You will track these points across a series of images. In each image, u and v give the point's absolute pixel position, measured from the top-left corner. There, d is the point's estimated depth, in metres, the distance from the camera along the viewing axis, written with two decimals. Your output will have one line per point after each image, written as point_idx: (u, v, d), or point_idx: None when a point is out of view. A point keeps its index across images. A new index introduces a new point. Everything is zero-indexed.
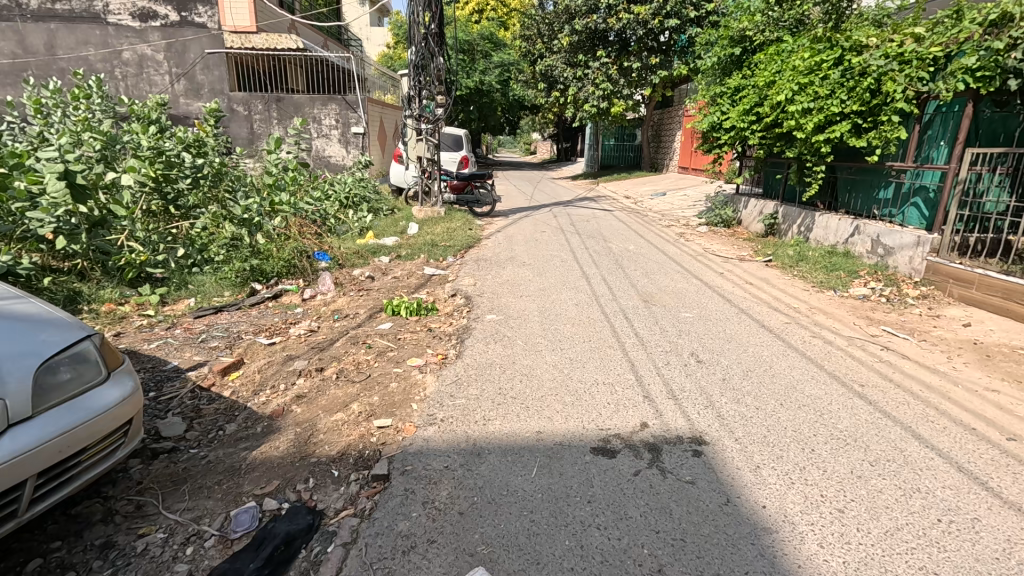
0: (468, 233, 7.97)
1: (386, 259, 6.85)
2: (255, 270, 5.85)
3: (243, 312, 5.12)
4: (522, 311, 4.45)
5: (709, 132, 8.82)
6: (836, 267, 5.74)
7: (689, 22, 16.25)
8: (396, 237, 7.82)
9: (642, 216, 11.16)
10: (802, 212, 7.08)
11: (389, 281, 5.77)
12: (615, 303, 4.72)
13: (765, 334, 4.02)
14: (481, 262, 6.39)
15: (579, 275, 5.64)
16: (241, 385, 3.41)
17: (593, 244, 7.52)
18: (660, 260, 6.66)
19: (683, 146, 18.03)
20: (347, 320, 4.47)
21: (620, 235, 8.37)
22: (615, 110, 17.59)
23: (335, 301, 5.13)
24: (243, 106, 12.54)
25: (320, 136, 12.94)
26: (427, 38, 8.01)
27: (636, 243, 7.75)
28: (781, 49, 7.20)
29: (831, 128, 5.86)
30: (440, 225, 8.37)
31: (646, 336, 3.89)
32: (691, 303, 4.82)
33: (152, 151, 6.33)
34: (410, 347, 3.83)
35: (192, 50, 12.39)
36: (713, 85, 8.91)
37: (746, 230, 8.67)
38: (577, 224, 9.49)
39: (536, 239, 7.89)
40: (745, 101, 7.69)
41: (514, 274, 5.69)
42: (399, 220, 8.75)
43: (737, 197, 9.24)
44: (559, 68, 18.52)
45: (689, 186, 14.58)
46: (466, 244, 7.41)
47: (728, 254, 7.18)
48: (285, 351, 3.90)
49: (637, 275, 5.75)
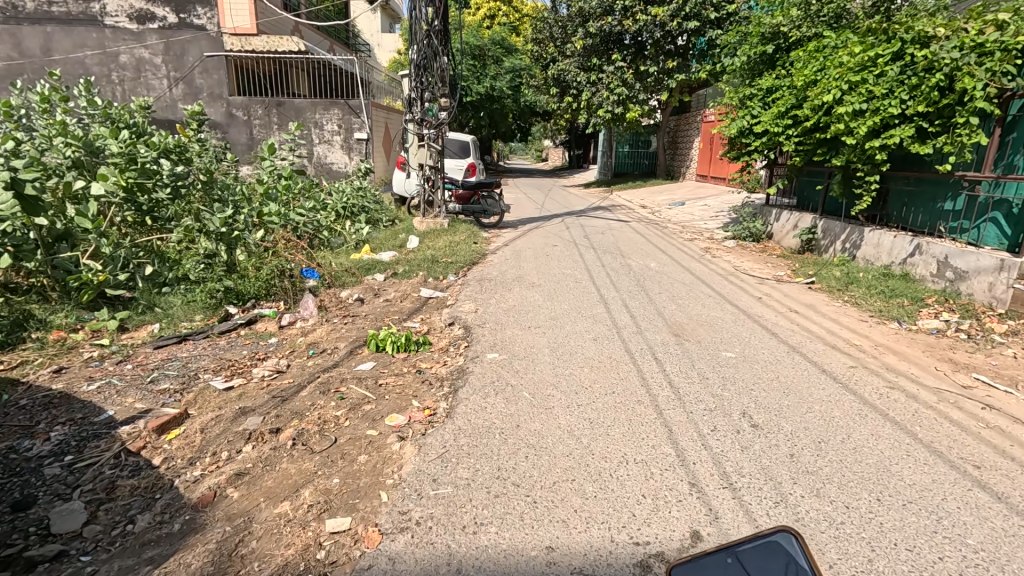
0: (472, 247, 7.30)
1: (381, 277, 6.20)
2: (231, 291, 5.22)
3: (209, 342, 4.46)
4: (529, 348, 3.74)
5: (737, 138, 8.07)
6: (895, 294, 4.96)
7: (708, 24, 15.52)
8: (394, 252, 7.16)
9: (661, 227, 10.42)
10: (846, 227, 6.31)
11: (380, 304, 5.11)
12: (639, 337, 4.00)
13: (828, 384, 3.26)
14: (485, 282, 5.70)
15: (595, 300, 4.93)
16: (178, 449, 2.73)
17: (610, 261, 6.80)
18: (687, 281, 5.91)
19: (702, 154, 17.22)
20: (323, 358, 3.79)
21: (638, 250, 7.65)
22: (630, 115, 16.86)
23: (316, 330, 4.46)
24: (243, 110, 12.09)
25: (321, 142, 12.42)
26: (430, 35, 7.40)
27: (657, 260, 7.00)
28: (823, 45, 6.45)
29: (887, 133, 5.10)
30: (443, 237, 7.71)
31: (682, 387, 3.16)
32: (730, 337, 4.06)
33: (123, 157, 5.70)
34: (392, 398, 3.14)
35: (191, 53, 11.91)
36: (741, 87, 8.18)
37: (778, 245, 7.88)
38: (591, 237, 8.78)
39: (547, 254, 7.21)
40: (779, 103, 6.94)
41: (522, 298, 4.99)
42: (399, 233, 8.11)
43: (767, 208, 8.46)
44: (572, 72, 17.88)
45: (709, 195, 13.80)
46: (470, 259, 6.74)
47: (762, 273, 6.41)
48: (241, 399, 3.22)
49: (663, 301, 5.01)
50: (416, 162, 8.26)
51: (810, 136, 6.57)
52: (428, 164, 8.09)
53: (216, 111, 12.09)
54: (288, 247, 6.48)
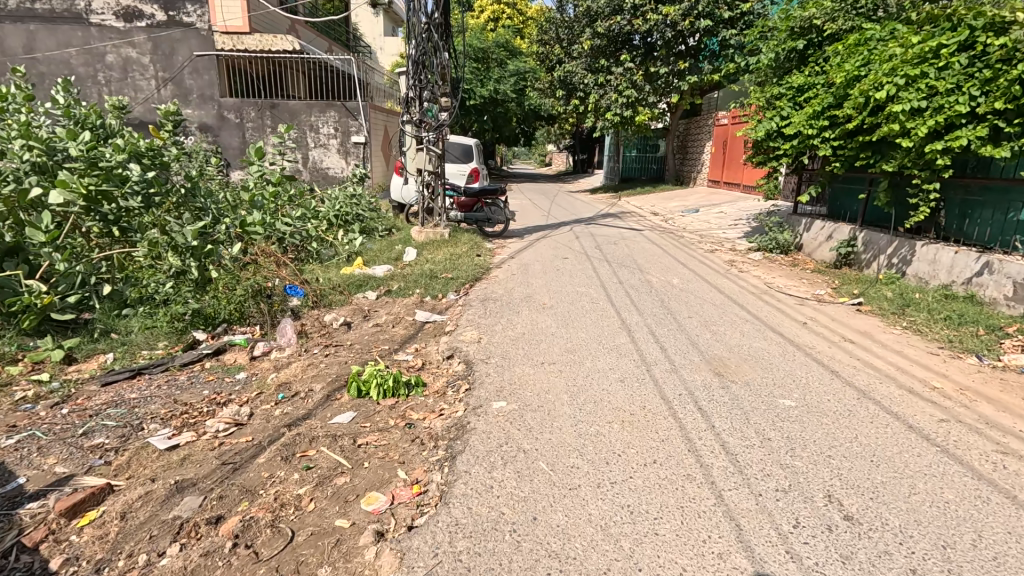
0: (475, 260, 6.66)
1: (373, 294, 5.55)
2: (199, 314, 4.56)
3: (166, 378, 3.80)
4: (544, 394, 3.08)
5: (763, 141, 7.43)
6: (965, 320, 4.28)
7: (721, 24, 14.93)
8: (389, 265, 6.51)
9: (676, 237, 9.74)
10: (894, 241, 5.64)
11: (369, 331, 4.44)
12: (675, 377, 3.34)
13: (921, 448, 2.59)
14: (489, 303, 5.04)
15: (618, 327, 4.27)
16: (86, 546, 2.06)
17: (628, 277, 6.14)
18: (716, 300, 5.26)
19: (714, 159, 16.60)
20: (294, 405, 3.12)
21: (656, 263, 6.99)
22: (640, 118, 16.23)
23: (292, 365, 3.81)
24: (235, 113, 11.56)
25: (317, 146, 11.85)
26: (430, 29, 6.76)
27: (680, 274, 6.34)
28: (866, 38, 5.82)
29: (952, 134, 4.45)
30: (444, 249, 7.06)
31: (741, 453, 2.49)
32: (784, 378, 3.38)
33: (85, 161, 5.09)
34: (373, 467, 2.48)
35: (180, 52, 11.36)
36: (766, 86, 7.53)
37: (810, 257, 7.20)
38: (604, 248, 8.13)
39: (556, 268, 6.58)
40: (815, 102, 6.30)
41: (532, 323, 4.34)
42: (396, 244, 7.46)
43: (796, 217, 7.78)
44: (579, 74, 17.26)
45: (724, 202, 13.14)
46: (472, 274, 6.09)
47: (799, 291, 5.73)
48: (184, 465, 2.55)
49: (695, 327, 4.34)
50: (415, 167, 7.63)
51: (851, 139, 5.93)
52: (427, 169, 7.45)
53: (207, 113, 11.56)
54: (271, 262, 5.83)
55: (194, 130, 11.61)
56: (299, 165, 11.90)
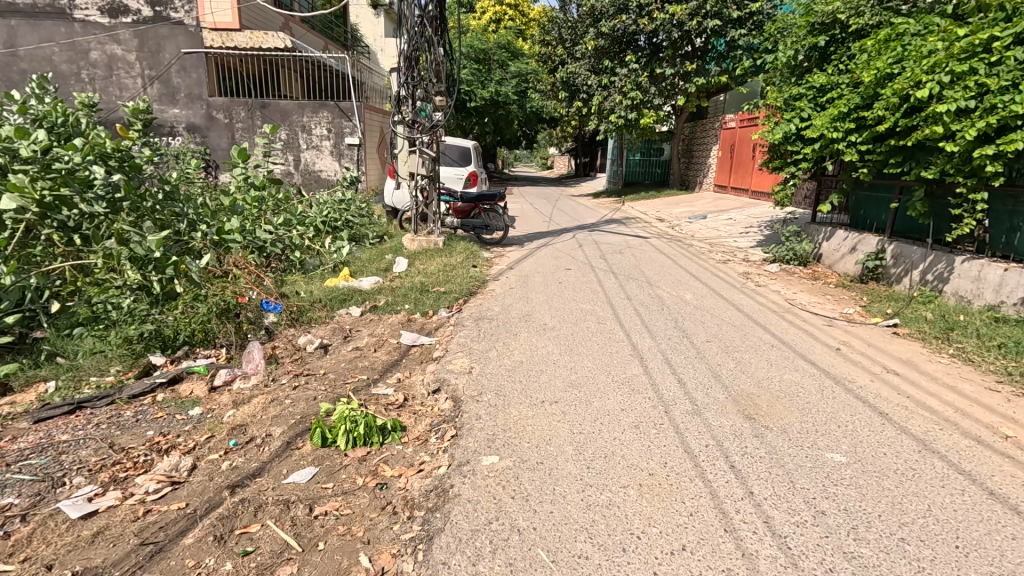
0: (471, 272, 6.16)
1: (356, 311, 5.06)
2: (157, 336, 4.06)
3: (109, 413, 3.30)
4: (543, 445, 2.57)
5: (781, 145, 6.95)
6: (1022, 348, 3.77)
7: (730, 23, 14.46)
8: (377, 277, 6.02)
9: (685, 245, 9.24)
10: (930, 255, 5.14)
11: (347, 356, 3.94)
12: (698, 422, 2.83)
13: (1014, 527, 2.07)
14: (485, 322, 4.55)
15: (629, 355, 3.77)
16: None
17: (637, 292, 5.65)
18: (734, 319, 4.77)
19: (721, 163, 16.12)
20: (246, 456, 2.62)
21: (664, 275, 6.51)
22: (645, 121, 15.73)
23: (252, 400, 3.30)
24: (224, 113, 11.14)
25: (309, 148, 11.39)
26: (423, 21, 6.26)
27: (693, 289, 5.83)
28: (898, 32, 5.34)
29: (1006, 138, 3.97)
30: (437, 259, 6.56)
31: (793, 537, 1.97)
32: (826, 423, 2.88)
33: (39, 164, 4.62)
34: (328, 550, 1.97)
35: (167, 49, 10.91)
36: (784, 86, 7.04)
37: (831, 270, 6.69)
38: (608, 257, 7.64)
39: (558, 280, 6.10)
40: (840, 103, 5.82)
41: (531, 348, 3.85)
42: (386, 253, 6.96)
43: (815, 226, 7.27)
44: (583, 75, 16.80)
45: (733, 208, 12.64)
46: (467, 287, 5.58)
47: (824, 310, 5.22)
48: (94, 544, 2.05)
49: (716, 355, 3.84)
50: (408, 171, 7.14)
51: (881, 143, 5.44)
52: (421, 172, 6.96)
53: (195, 113, 11.13)
54: (246, 274, 5.34)
55: (182, 131, 11.18)
56: (290, 168, 11.45)
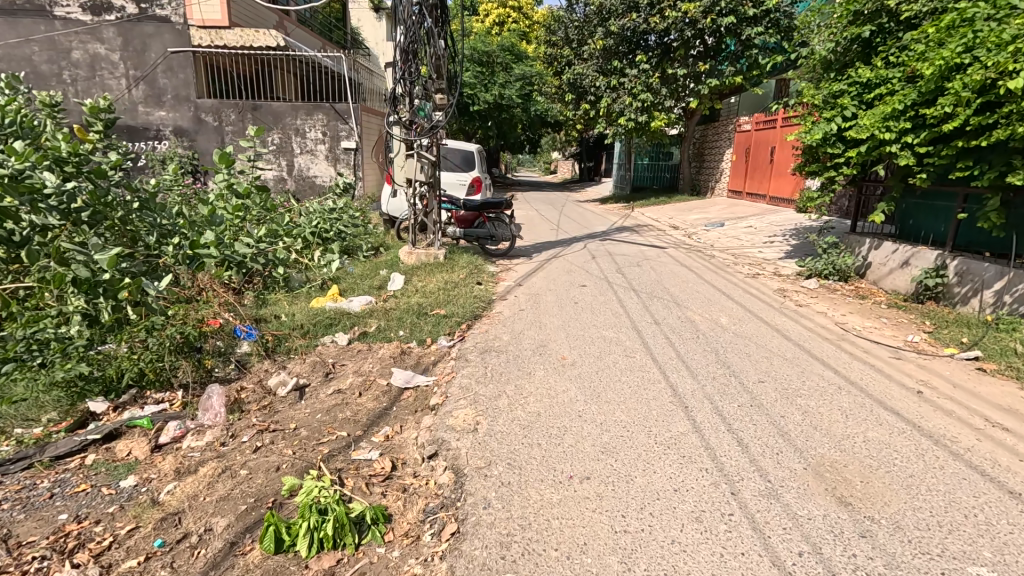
0: (475, 290, 5.48)
1: (343, 338, 4.39)
2: (97, 377, 3.34)
3: (18, 484, 2.60)
4: (578, 555, 1.89)
5: (819, 147, 6.30)
6: None
7: (745, 21, 13.82)
8: (369, 297, 5.34)
9: (706, 256, 8.54)
10: (1008, 274, 4.45)
11: (327, 402, 3.26)
12: (780, 513, 2.14)
13: None
14: (492, 355, 3.87)
15: (670, 403, 3.09)
16: None
17: (665, 314, 4.97)
18: (783, 350, 4.07)
19: (735, 167, 15.44)
20: (172, 567, 1.94)
21: (691, 293, 5.83)
22: (656, 124, 15.06)
23: (199, 468, 2.61)
24: (213, 115, 10.58)
25: (304, 152, 10.79)
26: (422, 11, 5.56)
27: (727, 311, 5.14)
28: (966, 17, 4.69)
29: None
30: (437, 274, 5.88)
31: None
32: (948, 512, 2.17)
33: None
34: None
35: (153, 48, 10.30)
36: (822, 83, 6.39)
37: (877, 287, 6.00)
38: (625, 271, 6.96)
39: (574, 299, 5.43)
40: (894, 100, 5.18)
41: (550, 394, 3.17)
42: (380, 267, 6.29)
43: (856, 237, 6.57)
44: (591, 76, 16.15)
45: (752, 215, 11.95)
46: (471, 309, 4.90)
47: (884, 336, 4.52)
48: None
49: (776, 402, 3.15)
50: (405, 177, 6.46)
51: (945, 144, 4.79)
52: (419, 178, 6.27)
53: (183, 116, 10.59)
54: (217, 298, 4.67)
55: (169, 135, 10.66)
56: (283, 173, 10.86)
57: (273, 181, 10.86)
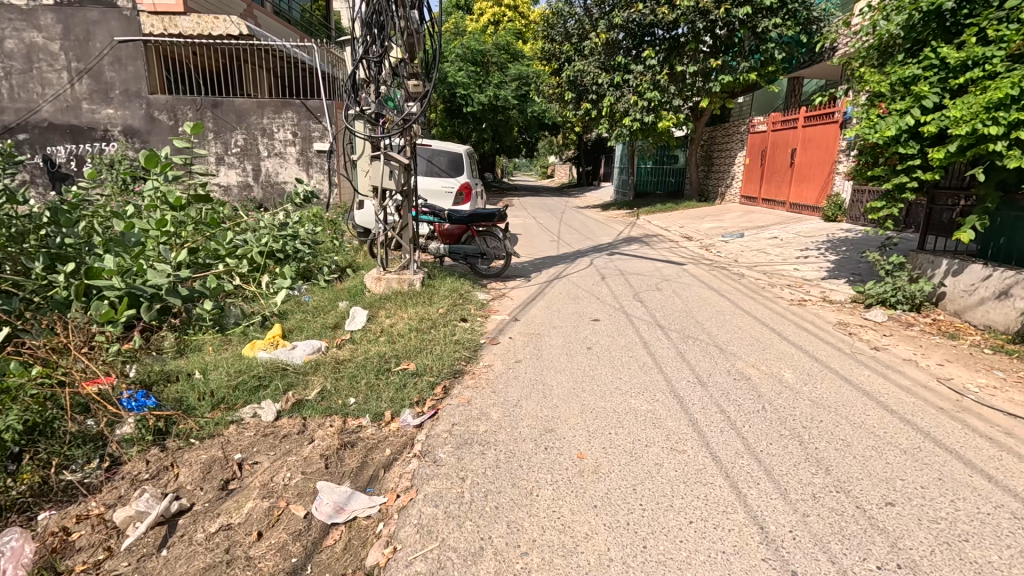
0: (457, 331, 4.24)
1: (270, 409, 3.17)
2: None
3: None
4: None
5: (882, 145, 5.14)
6: None
7: (762, 11, 12.70)
8: (318, 341, 4.10)
9: (732, 274, 7.35)
10: None
11: (198, 557, 2.00)
12: None
13: None
14: (476, 447, 2.64)
15: (769, 568, 1.86)
16: None
17: (709, 367, 3.75)
18: (892, 433, 2.84)
19: (749, 171, 14.30)
20: None
21: (732, 331, 4.62)
22: (663, 124, 13.88)
23: None
24: (168, 113, 9.35)
25: (271, 155, 9.58)
26: None
27: (786, 361, 3.93)
28: None
29: None
30: (412, 308, 4.63)
31: None
32: None
33: None
34: None
35: (98, 37, 9.05)
36: (886, 67, 5.18)
37: (964, 321, 4.79)
38: (643, 297, 5.75)
39: (587, 341, 4.22)
40: (999, 85, 4.03)
41: (566, 547, 1.94)
42: (342, 296, 5.06)
43: (927, 256, 5.37)
44: (591, 73, 14.91)
45: (774, 225, 10.81)
46: (449, 361, 3.67)
47: (1016, 402, 3.30)
48: None
49: (938, 559, 1.92)
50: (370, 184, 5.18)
51: None
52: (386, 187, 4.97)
53: (133, 114, 9.34)
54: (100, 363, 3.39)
55: (118, 136, 9.41)
56: (248, 178, 9.63)
57: (236, 187, 9.62)
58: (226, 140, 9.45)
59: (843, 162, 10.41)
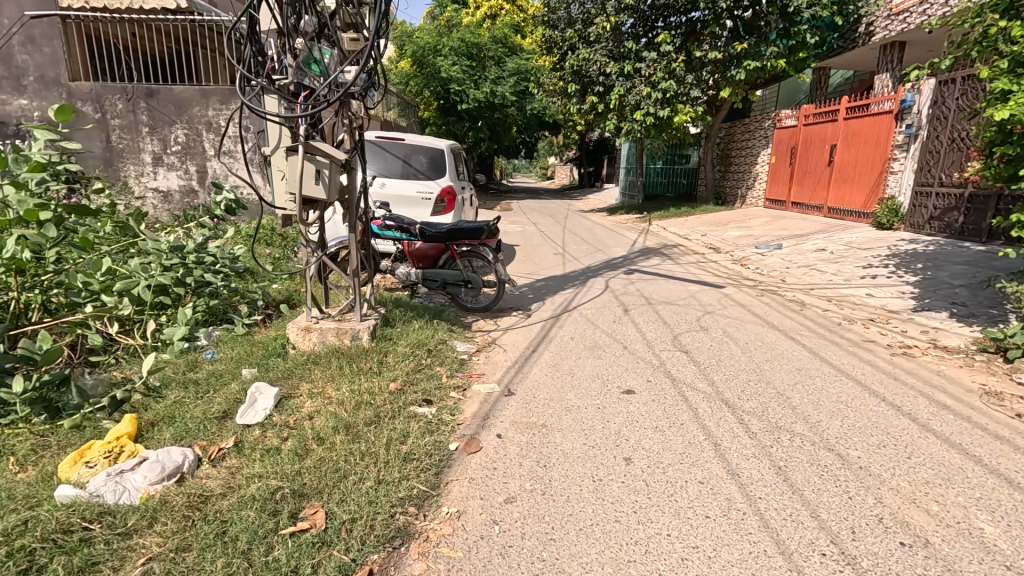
0: (412, 429, 2.63)
1: None
2: None
3: None
4: None
5: None
6: None
7: None
8: (187, 448, 2.52)
9: (788, 301, 5.75)
10: None
11: None
12: None
13: None
14: None
15: None
16: None
17: (848, 515, 2.12)
18: None
19: (776, 171, 12.70)
20: None
21: (838, 414, 3.01)
22: (680, 118, 12.31)
23: None
24: (92, 103, 7.72)
25: (219, 155, 8.03)
26: None
27: (964, 490, 2.31)
28: None
29: None
30: (347, 381, 3.03)
31: None
32: None
33: None
34: None
35: (6, 12, 7.47)
36: None
37: None
38: (687, 345, 4.13)
39: (623, 443, 2.63)
40: None
41: None
42: (254, 356, 3.44)
43: None
44: (598, 62, 13.31)
45: (816, 233, 9.23)
46: (385, 509, 2.08)
47: None
48: None
49: None
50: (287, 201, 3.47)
51: None
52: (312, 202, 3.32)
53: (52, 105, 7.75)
54: None
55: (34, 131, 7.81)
56: (191, 182, 8.04)
57: (178, 192, 8.05)
58: (163, 137, 7.86)
59: (898, 160, 8.83)
